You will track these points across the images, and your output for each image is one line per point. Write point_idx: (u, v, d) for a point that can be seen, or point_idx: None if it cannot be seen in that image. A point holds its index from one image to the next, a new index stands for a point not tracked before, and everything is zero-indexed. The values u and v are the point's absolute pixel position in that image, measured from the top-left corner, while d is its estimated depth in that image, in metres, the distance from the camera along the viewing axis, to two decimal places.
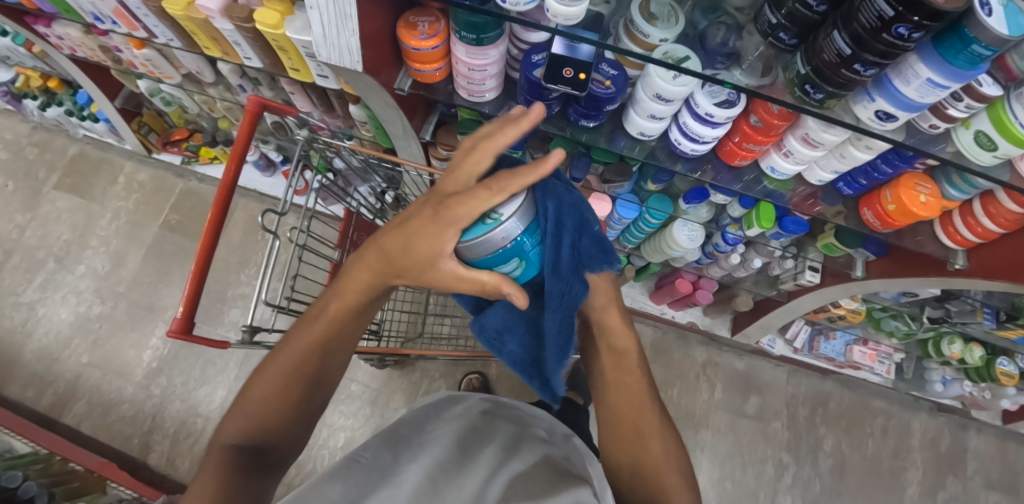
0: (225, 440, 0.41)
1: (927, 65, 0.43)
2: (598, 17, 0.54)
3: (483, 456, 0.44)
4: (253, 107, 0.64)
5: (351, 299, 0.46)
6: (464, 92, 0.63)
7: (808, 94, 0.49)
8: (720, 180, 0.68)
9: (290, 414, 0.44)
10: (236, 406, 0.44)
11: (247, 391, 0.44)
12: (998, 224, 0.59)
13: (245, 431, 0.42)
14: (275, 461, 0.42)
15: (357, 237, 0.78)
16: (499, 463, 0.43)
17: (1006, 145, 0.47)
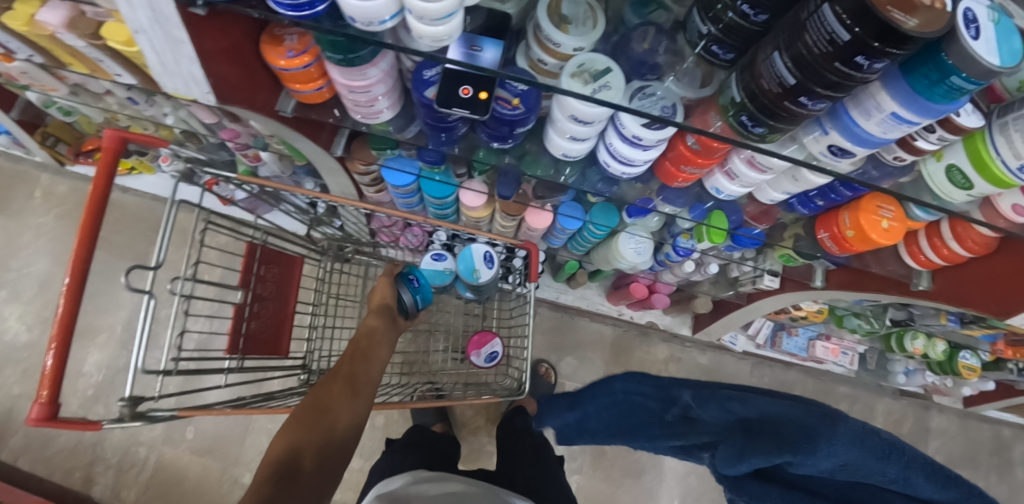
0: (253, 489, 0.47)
1: (891, 97, 0.34)
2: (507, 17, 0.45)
3: None
4: (112, 142, 0.55)
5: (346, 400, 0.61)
6: (357, 114, 0.53)
7: (746, 126, 0.39)
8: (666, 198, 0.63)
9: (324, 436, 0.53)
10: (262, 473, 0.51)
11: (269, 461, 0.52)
12: (966, 247, 0.54)
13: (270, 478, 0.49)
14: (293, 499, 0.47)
15: (263, 271, 0.70)
16: None
17: (984, 185, 0.41)
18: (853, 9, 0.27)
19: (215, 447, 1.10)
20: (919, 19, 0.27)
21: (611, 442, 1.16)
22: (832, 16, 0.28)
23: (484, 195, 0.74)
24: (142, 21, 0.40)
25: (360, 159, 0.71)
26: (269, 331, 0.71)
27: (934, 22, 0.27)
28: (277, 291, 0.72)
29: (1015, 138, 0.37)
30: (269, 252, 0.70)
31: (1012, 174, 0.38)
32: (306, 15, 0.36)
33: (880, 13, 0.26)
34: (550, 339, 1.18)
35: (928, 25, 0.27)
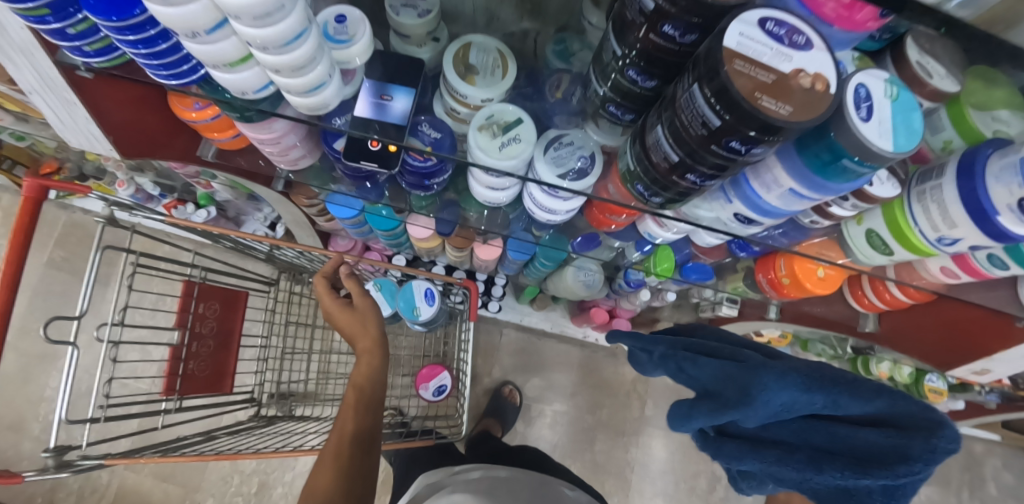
0: None
1: (787, 173, 0.31)
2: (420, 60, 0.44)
3: None
4: (32, 191, 0.54)
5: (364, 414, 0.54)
6: (281, 163, 0.52)
7: (646, 194, 0.37)
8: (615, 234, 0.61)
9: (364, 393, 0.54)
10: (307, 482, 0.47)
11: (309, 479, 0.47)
12: (908, 294, 0.52)
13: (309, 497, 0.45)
14: None
15: (203, 309, 0.69)
16: None
17: (903, 252, 0.39)
18: (718, 95, 0.25)
19: (177, 471, 1.09)
20: (790, 106, 0.25)
21: (578, 463, 1.15)
22: (704, 104, 0.26)
23: (430, 228, 0.74)
24: (32, 83, 0.39)
25: (303, 193, 0.69)
26: (209, 370, 0.70)
27: (811, 107, 0.25)
28: (218, 327, 0.71)
29: (929, 209, 0.35)
30: (208, 289, 0.69)
31: (931, 244, 0.36)
32: (185, 81, 0.35)
33: (747, 105, 0.24)
34: (516, 359, 1.18)
35: (801, 113, 0.25)
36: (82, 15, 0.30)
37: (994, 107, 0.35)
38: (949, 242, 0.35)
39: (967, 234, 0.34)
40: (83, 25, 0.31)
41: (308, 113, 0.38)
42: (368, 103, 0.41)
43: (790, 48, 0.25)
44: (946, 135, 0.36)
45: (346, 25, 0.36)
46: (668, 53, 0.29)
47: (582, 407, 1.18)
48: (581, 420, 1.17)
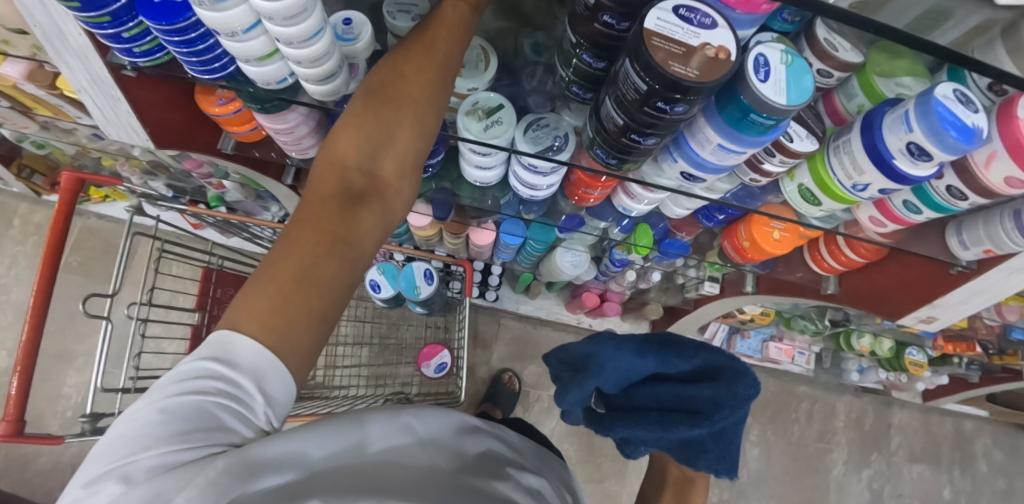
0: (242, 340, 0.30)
1: (715, 131, 0.40)
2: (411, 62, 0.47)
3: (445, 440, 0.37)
4: (69, 183, 0.60)
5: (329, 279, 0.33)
6: (292, 152, 0.59)
7: (603, 157, 0.44)
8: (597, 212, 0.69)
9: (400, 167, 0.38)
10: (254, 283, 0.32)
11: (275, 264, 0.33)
12: (859, 253, 0.59)
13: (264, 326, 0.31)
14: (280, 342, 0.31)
15: (219, 293, 0.74)
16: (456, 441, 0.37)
17: (829, 201, 0.48)
18: (643, 66, 0.33)
19: None
20: (698, 70, 0.32)
21: (575, 447, 1.20)
22: (635, 73, 0.34)
23: (428, 216, 0.80)
24: (81, 81, 0.45)
25: None
26: None
27: (715, 71, 0.33)
28: None
29: (844, 160, 0.44)
30: (225, 275, 0.75)
31: (850, 192, 0.45)
32: (217, 75, 0.42)
33: (664, 72, 0.32)
34: (514, 348, 1.23)
35: (706, 76, 0.32)
36: (136, 20, 0.36)
37: (898, 75, 0.44)
38: (861, 187, 0.44)
39: (874, 178, 0.42)
40: (135, 29, 0.37)
41: (320, 102, 0.44)
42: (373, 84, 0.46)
43: (699, 28, 0.33)
44: (859, 101, 0.46)
45: (352, 25, 0.41)
46: (609, 38, 0.37)
47: None
48: None
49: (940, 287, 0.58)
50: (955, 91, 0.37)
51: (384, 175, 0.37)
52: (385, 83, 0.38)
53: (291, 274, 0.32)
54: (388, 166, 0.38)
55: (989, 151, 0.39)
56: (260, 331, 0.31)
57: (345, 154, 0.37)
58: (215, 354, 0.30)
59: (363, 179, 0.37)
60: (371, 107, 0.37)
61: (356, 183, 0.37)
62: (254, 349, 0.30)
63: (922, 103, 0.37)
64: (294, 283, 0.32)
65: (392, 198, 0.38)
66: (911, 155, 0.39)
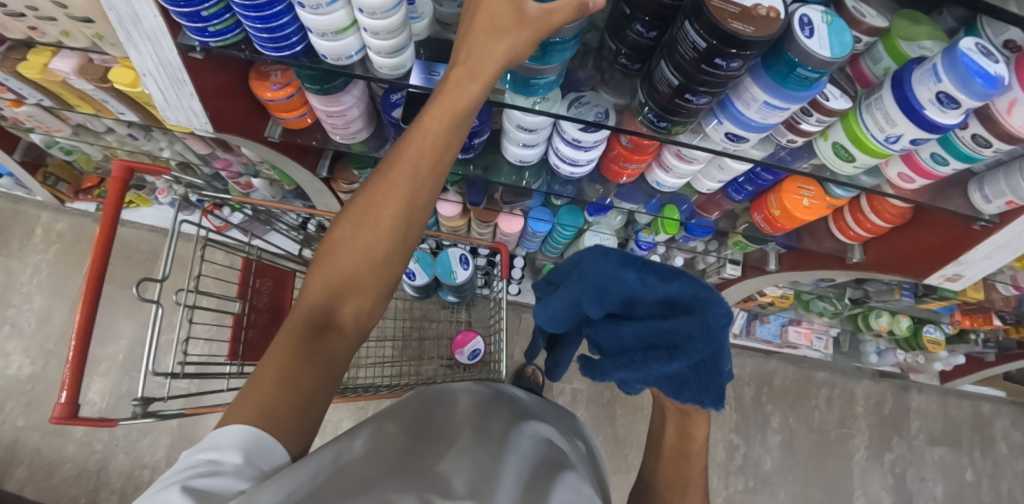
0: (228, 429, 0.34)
1: (761, 89, 0.42)
2: None
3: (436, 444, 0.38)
4: (120, 171, 0.62)
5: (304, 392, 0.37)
6: (336, 136, 0.60)
7: (654, 122, 0.47)
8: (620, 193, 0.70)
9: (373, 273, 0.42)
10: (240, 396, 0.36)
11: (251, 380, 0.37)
12: (885, 219, 0.62)
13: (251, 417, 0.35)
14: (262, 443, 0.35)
15: (259, 283, 0.76)
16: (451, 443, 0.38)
17: (863, 156, 0.50)
18: (703, 25, 0.35)
19: None
20: (755, 25, 0.35)
21: (599, 439, 1.20)
22: (693, 31, 0.36)
23: (459, 204, 0.81)
24: (149, 65, 0.47)
25: (344, 179, 0.79)
26: (266, 340, 0.77)
27: (770, 27, 0.35)
28: (271, 303, 0.78)
29: (877, 116, 0.46)
30: (263, 266, 0.77)
31: (883, 145, 0.47)
32: (285, 53, 0.44)
33: (723, 27, 0.34)
34: None
35: (762, 31, 0.35)
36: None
37: (919, 38, 0.46)
38: (893, 139, 0.46)
39: (906, 129, 0.45)
40: (215, 8, 0.39)
41: (385, 78, 0.46)
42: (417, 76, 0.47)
43: None
44: (885, 64, 0.48)
45: (417, 3, 0.42)
46: (663, 6, 0.39)
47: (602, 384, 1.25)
48: (601, 396, 1.23)
49: (958, 245, 0.60)
50: (977, 45, 0.40)
51: (360, 281, 0.42)
52: (362, 220, 0.42)
53: (275, 375, 0.37)
54: (364, 275, 0.42)
55: (1009, 99, 0.41)
56: (250, 424, 0.34)
57: (327, 273, 0.42)
58: (203, 446, 0.34)
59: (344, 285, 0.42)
60: (349, 223, 0.42)
61: (340, 284, 0.42)
62: (240, 431, 0.34)
63: (948, 55, 0.40)
64: (286, 392, 0.37)
65: (367, 299, 0.43)
66: (940, 104, 0.42)
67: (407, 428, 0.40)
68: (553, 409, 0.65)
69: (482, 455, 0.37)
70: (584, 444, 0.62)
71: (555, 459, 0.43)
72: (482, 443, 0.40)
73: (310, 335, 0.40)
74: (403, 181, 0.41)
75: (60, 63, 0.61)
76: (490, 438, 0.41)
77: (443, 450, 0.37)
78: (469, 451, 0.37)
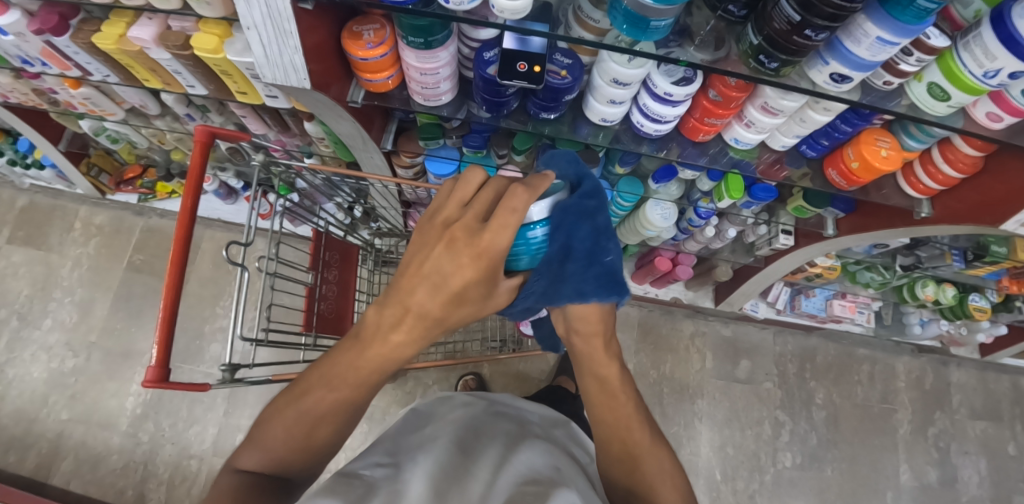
0: None
1: (875, 24, 0.43)
2: (546, 6, 0.52)
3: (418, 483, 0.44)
4: (202, 136, 0.61)
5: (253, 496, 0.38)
6: (419, 97, 0.61)
7: (763, 64, 0.48)
8: (686, 156, 0.69)
9: (303, 457, 0.44)
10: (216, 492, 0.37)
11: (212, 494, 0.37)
12: (958, 169, 0.63)
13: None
14: None
15: (328, 256, 0.75)
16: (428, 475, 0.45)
17: (959, 94, 0.50)
18: None
19: None
20: None
21: None
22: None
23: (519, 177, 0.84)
24: (255, 18, 0.48)
25: (407, 151, 0.80)
26: (335, 312, 0.76)
27: None
28: (340, 275, 0.78)
29: (976, 52, 0.47)
30: (331, 240, 0.77)
31: (980, 81, 0.48)
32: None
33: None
34: None
35: None
36: None
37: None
38: (992, 74, 0.47)
39: (1006, 63, 0.46)
40: None
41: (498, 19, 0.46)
42: (513, 23, 0.48)
43: None
44: (977, 6, 0.47)
45: None
46: None
47: (645, 364, 1.26)
48: (648, 376, 1.25)
49: None
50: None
51: (303, 458, 0.44)
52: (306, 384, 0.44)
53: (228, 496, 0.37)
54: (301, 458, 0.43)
55: None
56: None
57: (269, 446, 0.42)
58: None
59: (296, 448, 0.43)
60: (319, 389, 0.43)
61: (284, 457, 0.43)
62: None
63: None
64: None
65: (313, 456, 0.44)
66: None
67: (394, 463, 0.49)
68: (551, 418, 0.74)
69: (462, 477, 0.45)
70: (582, 452, 0.67)
71: (546, 479, 0.47)
72: (468, 463, 0.48)
73: (260, 487, 0.39)
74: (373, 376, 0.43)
75: (139, 31, 0.62)
76: (475, 462, 0.49)
77: (421, 469, 0.46)
78: (446, 468, 0.46)
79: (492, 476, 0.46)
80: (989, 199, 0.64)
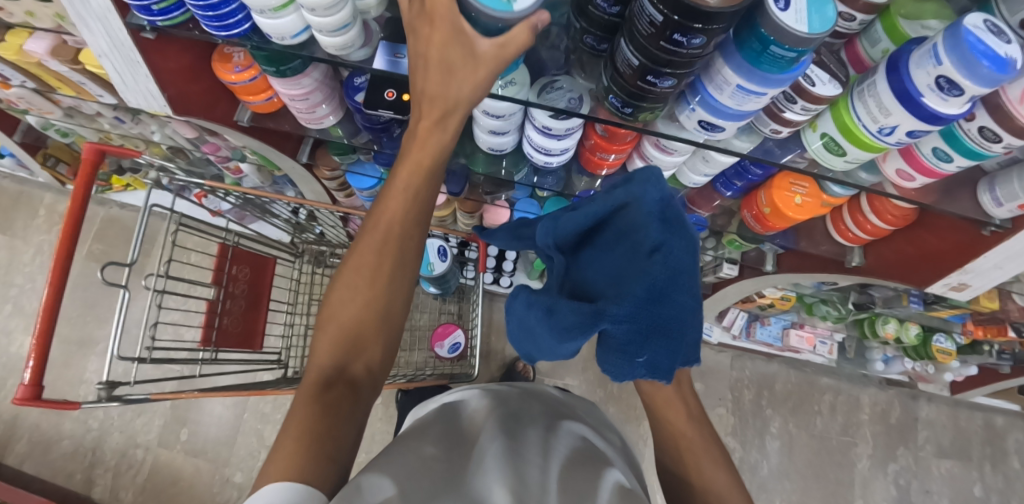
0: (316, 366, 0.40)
1: (733, 71, 0.38)
2: None
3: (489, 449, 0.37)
4: (90, 154, 0.61)
5: (346, 331, 0.42)
6: (303, 120, 0.58)
7: (618, 107, 0.44)
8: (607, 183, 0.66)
9: (373, 327, 0.43)
10: (320, 330, 0.43)
11: (323, 324, 0.43)
12: (886, 220, 0.58)
13: (333, 350, 0.41)
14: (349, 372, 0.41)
15: (236, 270, 0.74)
16: (521, 454, 0.37)
17: (853, 149, 0.45)
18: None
19: (206, 449, 1.15)
20: None
21: None
22: (650, 3, 0.31)
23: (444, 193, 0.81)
24: (102, 46, 0.46)
25: (326, 165, 0.77)
26: (242, 328, 0.76)
27: None
28: (249, 289, 0.77)
29: (867, 104, 0.42)
30: (241, 253, 0.76)
31: (876, 137, 0.43)
32: (234, 33, 0.42)
33: None
34: None
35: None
36: None
37: (923, 18, 0.42)
38: (887, 130, 0.42)
39: (900, 119, 0.40)
40: (166, 3, 0.40)
41: (335, 54, 0.44)
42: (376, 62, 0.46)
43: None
44: (884, 45, 0.43)
45: None
46: None
47: (593, 382, 1.24)
48: (594, 394, 1.23)
49: (969, 253, 0.55)
50: (987, 22, 0.35)
51: (365, 333, 0.43)
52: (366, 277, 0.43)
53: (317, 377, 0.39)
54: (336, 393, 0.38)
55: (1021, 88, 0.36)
56: (341, 340, 0.41)
57: (333, 333, 0.42)
58: None
59: (325, 385, 0.39)
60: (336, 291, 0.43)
61: (349, 342, 0.42)
62: None
63: (951, 34, 0.35)
64: (325, 409, 0.36)
65: (377, 346, 0.43)
66: (941, 90, 0.37)
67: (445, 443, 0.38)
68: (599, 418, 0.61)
69: (518, 457, 0.36)
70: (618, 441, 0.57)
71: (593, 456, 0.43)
72: (519, 446, 0.39)
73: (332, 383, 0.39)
74: (368, 259, 0.44)
75: (32, 44, 0.60)
76: (524, 444, 0.40)
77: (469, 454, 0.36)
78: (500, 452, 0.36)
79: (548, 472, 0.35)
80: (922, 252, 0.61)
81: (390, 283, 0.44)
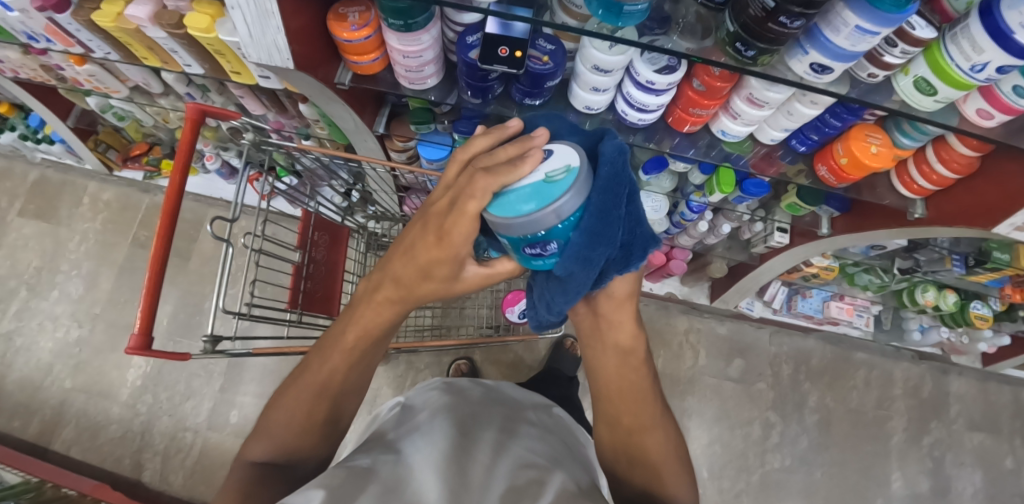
0: (254, 459, 0.44)
1: (854, 12, 0.42)
2: None
3: (483, 442, 0.45)
4: (192, 114, 0.62)
5: (287, 421, 0.46)
6: (405, 80, 0.61)
7: (740, 52, 0.47)
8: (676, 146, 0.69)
9: (309, 436, 0.46)
10: (260, 426, 0.47)
11: (267, 418, 0.47)
12: (952, 169, 0.62)
13: (271, 449, 0.45)
14: (293, 471, 0.45)
15: (316, 236, 0.76)
16: (499, 449, 0.44)
17: (946, 89, 0.49)
18: None
19: None
20: None
21: None
22: None
23: None
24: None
25: (399, 136, 0.80)
26: (324, 294, 0.78)
27: None
28: (328, 258, 0.79)
29: (963, 44, 0.45)
30: (321, 220, 0.78)
31: (968, 75, 0.47)
32: None
33: None
34: None
35: None
36: None
37: None
38: (980, 67, 0.45)
39: (993, 56, 0.44)
40: None
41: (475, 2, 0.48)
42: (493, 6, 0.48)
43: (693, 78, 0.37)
44: None
45: None
46: None
47: None
48: None
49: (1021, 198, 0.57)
50: None
51: (303, 440, 0.46)
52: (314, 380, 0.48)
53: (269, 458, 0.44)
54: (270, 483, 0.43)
55: None
56: (289, 433, 0.45)
57: (271, 434, 0.45)
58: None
59: (259, 477, 0.42)
60: (281, 399, 0.47)
61: (297, 426, 0.46)
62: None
63: None
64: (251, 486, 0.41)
65: (319, 434, 0.47)
66: None
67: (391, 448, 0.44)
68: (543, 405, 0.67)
69: (465, 456, 0.41)
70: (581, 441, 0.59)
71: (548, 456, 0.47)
72: (469, 447, 0.43)
73: (268, 477, 0.42)
74: (319, 373, 0.47)
75: (136, 9, 0.62)
76: (475, 444, 0.44)
77: (421, 450, 0.42)
78: (448, 451, 0.41)
79: (491, 465, 0.40)
80: (977, 203, 0.63)
81: (342, 376, 0.48)
